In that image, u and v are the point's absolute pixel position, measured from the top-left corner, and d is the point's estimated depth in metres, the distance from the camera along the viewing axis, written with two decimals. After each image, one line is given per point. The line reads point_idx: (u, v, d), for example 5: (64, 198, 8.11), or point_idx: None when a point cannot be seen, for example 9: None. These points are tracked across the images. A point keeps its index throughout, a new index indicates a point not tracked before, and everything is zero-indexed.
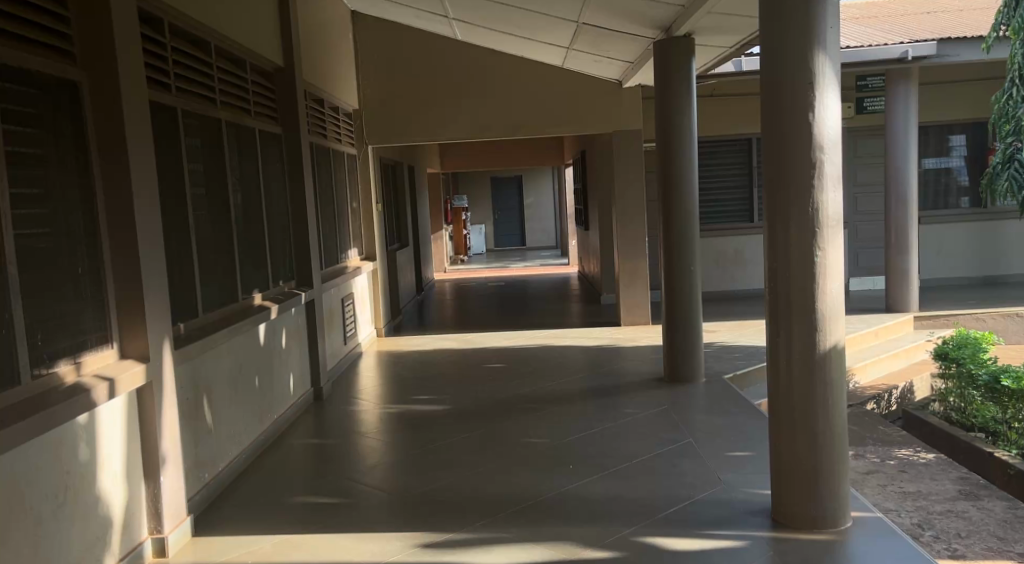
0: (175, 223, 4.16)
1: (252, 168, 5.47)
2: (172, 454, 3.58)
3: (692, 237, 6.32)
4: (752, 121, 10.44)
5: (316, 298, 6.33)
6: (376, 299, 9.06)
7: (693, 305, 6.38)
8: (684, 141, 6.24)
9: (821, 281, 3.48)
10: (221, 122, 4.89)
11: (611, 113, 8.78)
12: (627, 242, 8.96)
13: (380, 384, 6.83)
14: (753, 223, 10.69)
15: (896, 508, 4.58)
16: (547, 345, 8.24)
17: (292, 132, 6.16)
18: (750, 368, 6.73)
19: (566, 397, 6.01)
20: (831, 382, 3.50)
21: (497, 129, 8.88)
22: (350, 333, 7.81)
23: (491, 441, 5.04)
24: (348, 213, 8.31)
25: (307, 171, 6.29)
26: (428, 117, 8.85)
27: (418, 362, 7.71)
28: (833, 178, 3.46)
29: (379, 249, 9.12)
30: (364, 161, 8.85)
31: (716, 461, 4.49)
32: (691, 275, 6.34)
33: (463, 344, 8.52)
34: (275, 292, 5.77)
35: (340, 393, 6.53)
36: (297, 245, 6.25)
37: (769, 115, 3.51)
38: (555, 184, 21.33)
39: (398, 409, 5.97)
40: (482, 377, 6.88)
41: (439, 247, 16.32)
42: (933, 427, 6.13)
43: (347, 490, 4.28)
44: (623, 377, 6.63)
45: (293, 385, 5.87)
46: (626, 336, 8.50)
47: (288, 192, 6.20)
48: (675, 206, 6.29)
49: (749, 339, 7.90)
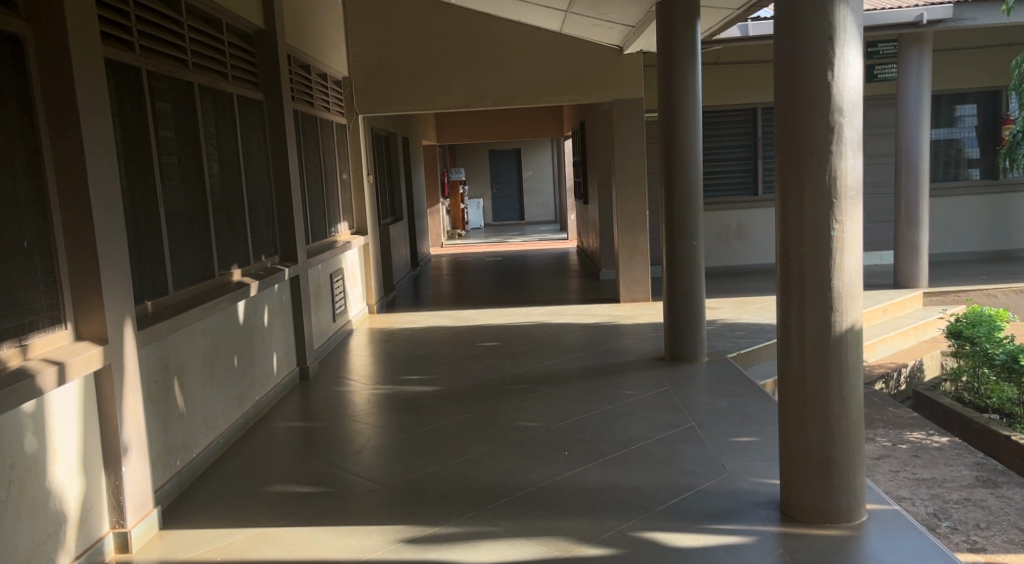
0: (138, 193, 3.86)
1: (229, 137, 5.17)
2: (136, 442, 3.31)
3: (695, 209, 6.03)
4: (756, 91, 10.10)
5: (302, 274, 6.06)
6: (368, 275, 8.80)
7: (697, 280, 6.10)
8: (688, 108, 5.93)
9: (837, 256, 3.18)
10: (192, 85, 4.58)
11: (612, 81, 8.46)
12: (628, 215, 8.67)
13: (369, 363, 6.58)
14: (757, 196, 10.39)
15: (909, 497, 4.32)
16: (543, 322, 7.98)
17: (274, 99, 5.85)
18: (755, 346, 6.48)
19: (562, 377, 5.75)
20: (848, 366, 3.22)
21: (492, 98, 8.54)
22: (339, 310, 7.54)
23: (483, 424, 4.79)
24: (337, 184, 8.01)
25: (291, 141, 5.99)
26: (420, 87, 8.51)
27: (411, 340, 7.45)
28: (853, 144, 3.16)
29: (370, 222, 8.83)
30: (354, 131, 8.52)
31: (720, 447, 4.24)
32: (694, 249, 6.06)
33: (458, 321, 8.25)
34: (256, 268, 5.50)
35: (327, 372, 6.27)
36: (281, 217, 5.97)
37: (783, 71, 3.21)
38: (554, 157, 20.98)
39: (386, 390, 5.71)
40: (476, 356, 6.62)
41: (436, 221, 16.01)
42: (945, 408, 5.87)
43: (329, 478, 4.03)
44: (622, 356, 6.37)
45: (276, 364, 5.61)
46: (625, 312, 8.24)
47: (270, 162, 5.89)
48: (678, 176, 5.99)
49: (754, 317, 7.63)
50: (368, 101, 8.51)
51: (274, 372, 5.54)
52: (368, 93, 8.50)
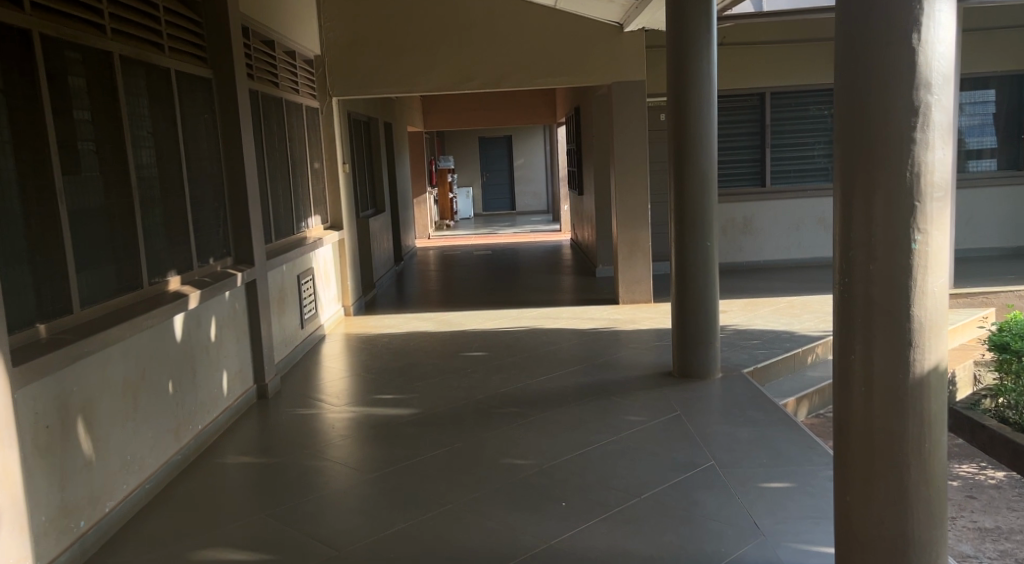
0: (23, 189, 3.12)
1: (164, 120, 4.40)
2: (9, 513, 2.58)
3: (709, 206, 5.29)
4: (765, 75, 9.35)
5: (259, 278, 5.31)
6: (344, 274, 8.04)
7: (711, 285, 5.35)
8: (702, 89, 5.18)
9: (919, 278, 2.45)
10: (108, 58, 3.82)
11: (611, 62, 7.71)
12: (627, 209, 7.95)
13: (340, 377, 5.83)
14: (764, 187, 9.64)
15: (975, 555, 3.61)
16: (535, 327, 7.24)
17: (227, 78, 5.09)
18: (774, 359, 5.74)
19: (557, 399, 5.00)
20: (929, 418, 2.49)
21: (480, 80, 7.76)
22: (308, 314, 6.79)
23: (465, 461, 4.06)
24: (307, 174, 7.24)
25: (246, 126, 5.22)
26: (399, 67, 7.73)
27: (389, 348, 6.70)
28: (943, 131, 2.41)
29: (346, 216, 8.06)
30: (327, 116, 7.76)
31: (749, 496, 3.52)
32: (708, 250, 5.32)
33: (441, 326, 7.49)
34: (201, 274, 4.74)
35: (291, 390, 5.52)
36: (235, 214, 5.21)
37: (847, 32, 2.46)
38: (547, 145, 20.21)
39: (356, 413, 4.97)
40: (458, 369, 5.87)
41: (422, 212, 15.21)
42: (991, 432, 5.15)
43: (273, 538, 3.29)
44: (623, 371, 5.63)
45: (227, 383, 4.85)
46: (625, 316, 7.49)
47: (221, 150, 5.13)
48: (689, 167, 5.25)
49: (767, 322, 6.90)
50: (342, 82, 7.73)
51: (225, 393, 4.80)
52: (343, 73, 7.72)
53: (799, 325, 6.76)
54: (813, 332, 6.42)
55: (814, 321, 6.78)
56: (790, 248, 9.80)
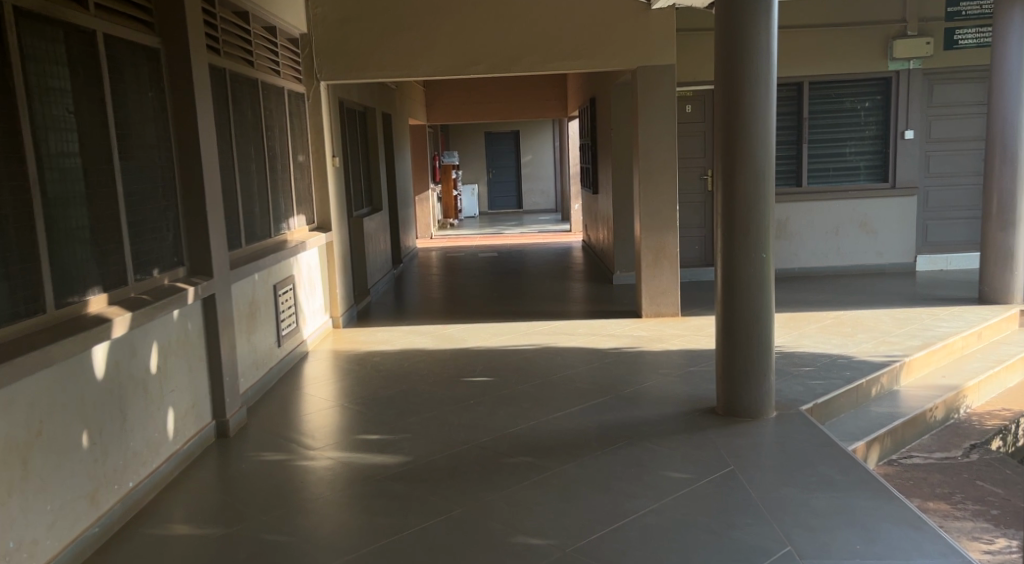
0: None
1: (85, 97, 3.52)
2: None
3: (763, 212, 4.35)
4: (805, 62, 8.39)
5: (219, 292, 4.39)
6: (332, 280, 7.13)
7: (765, 305, 4.41)
8: (758, 68, 4.27)
9: None
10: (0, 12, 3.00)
11: (634, 44, 6.80)
12: (651, 210, 7.05)
13: (321, 408, 4.91)
14: (801, 187, 8.69)
15: None
16: (548, 345, 6.32)
17: (179, 52, 4.19)
18: (835, 393, 4.81)
19: (576, 445, 4.09)
20: None
21: (487, 63, 6.83)
22: (286, 330, 5.87)
23: (463, 539, 3.16)
24: (289, 168, 6.33)
25: (204, 110, 4.32)
26: (394, 49, 6.80)
27: (379, 370, 5.79)
28: None
29: (334, 215, 7.14)
30: (314, 102, 6.86)
31: None
32: (762, 263, 4.38)
33: (439, 343, 6.56)
34: (140, 290, 3.84)
35: (260, 427, 4.60)
36: (189, 214, 4.31)
37: None
38: (556, 141, 19.29)
39: (338, 462, 4.04)
40: (458, 399, 4.96)
41: (424, 210, 14.26)
42: None
43: None
44: (655, 406, 4.71)
45: (175, 424, 3.94)
46: (651, 333, 6.57)
47: (172, 139, 4.23)
48: (741, 160, 4.33)
49: (817, 343, 5.96)
50: (330, 65, 6.82)
51: (172, 436, 3.89)
52: (332, 54, 6.81)
53: (854, 346, 5.83)
54: (874, 357, 5.48)
55: (872, 343, 5.83)
56: (828, 254, 8.81)
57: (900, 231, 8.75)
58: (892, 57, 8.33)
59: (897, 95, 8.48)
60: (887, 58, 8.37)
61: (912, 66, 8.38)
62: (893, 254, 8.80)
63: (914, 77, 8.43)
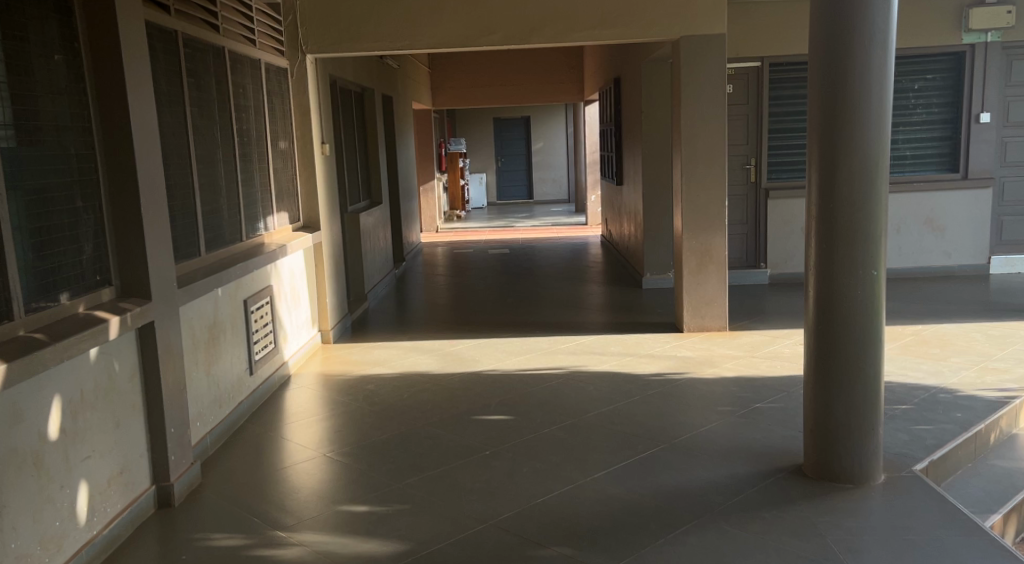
0: None
1: None
2: None
3: (875, 217, 3.30)
4: None
5: (160, 317, 3.37)
6: (321, 287, 6.10)
7: (875, 339, 3.35)
8: (872, 27, 3.21)
9: None
10: None
11: (676, 11, 5.73)
12: (695, 208, 6.00)
13: (297, 461, 3.87)
14: None
15: None
16: (574, 369, 5.27)
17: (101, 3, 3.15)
18: (951, 445, 3.76)
19: (626, 528, 3.07)
20: None
21: (501, 32, 5.76)
22: (261, 352, 4.84)
23: None
24: (268, 155, 5.29)
25: (138, 82, 3.29)
26: (393, 15, 5.75)
27: (372, 402, 4.76)
28: None
29: (323, 210, 6.11)
30: (298, 77, 5.81)
31: None
32: (872, 284, 3.32)
33: (445, 364, 5.53)
34: (36, 324, 2.82)
35: (217, 489, 3.58)
36: (119, 217, 3.28)
37: None
38: (569, 126, 18.15)
39: (309, 551, 3.02)
40: (468, 449, 3.93)
41: (428, 202, 13.25)
42: None
43: None
44: (723, 464, 3.67)
45: (92, 501, 2.93)
46: (697, 353, 5.52)
47: (95, 116, 3.20)
48: (847, 149, 3.28)
49: (904, 370, 4.89)
50: (318, 34, 5.77)
51: (85, 519, 2.88)
52: (320, 22, 5.75)
53: (952, 374, 4.77)
54: (985, 392, 4.42)
55: (975, 372, 4.76)
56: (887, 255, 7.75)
57: (970, 227, 7.68)
58: (966, 28, 7.27)
59: (971, 72, 7.40)
60: (962, 30, 7.31)
61: (990, 38, 7.31)
62: (962, 255, 7.73)
63: (992, 51, 7.34)
